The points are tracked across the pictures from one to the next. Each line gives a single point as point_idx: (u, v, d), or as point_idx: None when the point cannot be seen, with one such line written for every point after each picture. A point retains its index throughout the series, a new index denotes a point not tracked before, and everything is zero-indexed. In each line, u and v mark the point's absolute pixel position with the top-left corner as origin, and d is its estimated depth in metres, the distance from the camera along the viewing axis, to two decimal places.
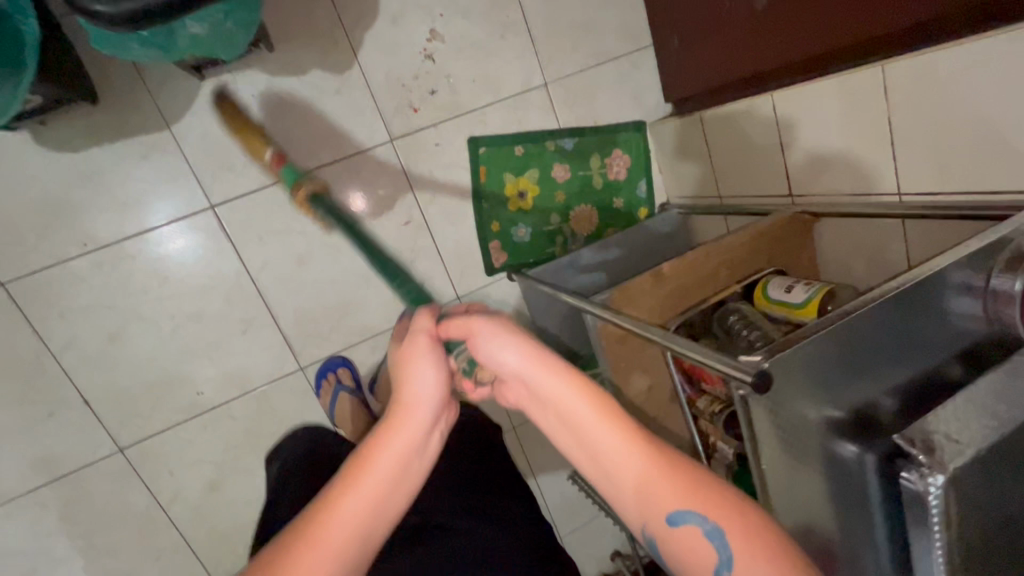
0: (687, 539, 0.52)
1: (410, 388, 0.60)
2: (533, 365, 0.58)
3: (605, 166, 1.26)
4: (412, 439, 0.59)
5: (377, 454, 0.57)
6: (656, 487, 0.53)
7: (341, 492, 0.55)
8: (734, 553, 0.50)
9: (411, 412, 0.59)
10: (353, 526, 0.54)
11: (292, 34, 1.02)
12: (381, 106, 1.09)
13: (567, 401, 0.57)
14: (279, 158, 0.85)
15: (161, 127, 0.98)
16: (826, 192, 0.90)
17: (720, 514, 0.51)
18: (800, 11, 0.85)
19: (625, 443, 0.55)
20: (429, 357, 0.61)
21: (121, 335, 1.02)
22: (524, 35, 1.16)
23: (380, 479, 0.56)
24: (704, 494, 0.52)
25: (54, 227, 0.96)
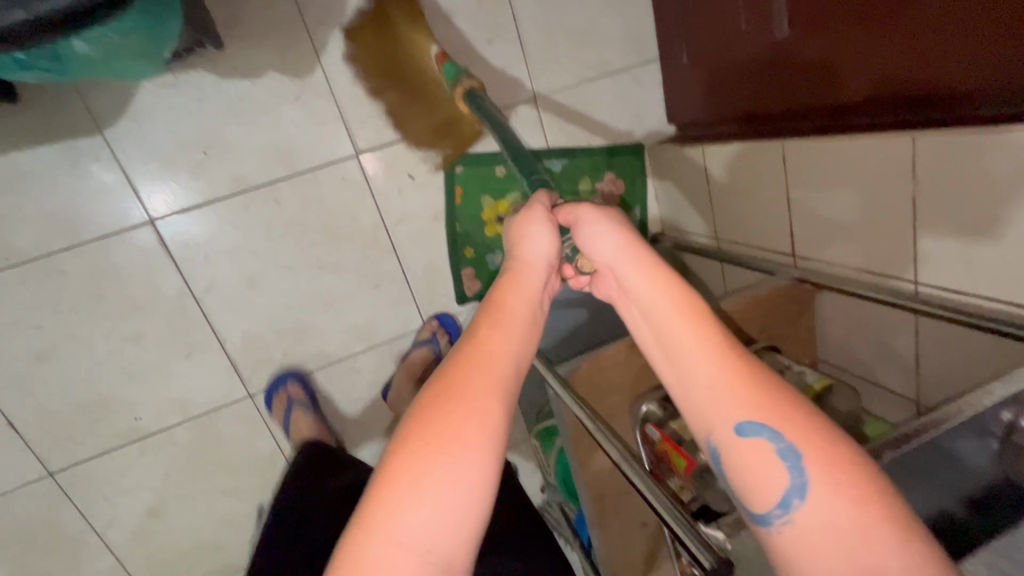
0: (751, 453, 0.42)
1: (524, 248, 0.57)
2: (625, 255, 0.54)
3: (596, 191, 1.15)
4: (536, 290, 0.55)
5: (505, 299, 0.53)
6: (731, 394, 0.44)
7: (484, 335, 0.49)
8: (811, 478, 0.39)
9: (527, 271, 0.56)
10: (511, 370, 0.48)
11: (246, 30, 0.90)
12: (347, 115, 0.97)
13: (655, 301, 0.51)
14: (442, 55, 0.90)
15: (93, 131, 0.87)
16: (832, 263, 0.79)
17: (791, 426, 0.41)
18: (828, 52, 0.72)
19: (709, 350, 0.47)
20: (543, 221, 0.58)
21: (51, 355, 0.94)
22: (513, 42, 1.03)
23: (518, 322, 0.52)
24: (782, 406, 0.42)
25: None
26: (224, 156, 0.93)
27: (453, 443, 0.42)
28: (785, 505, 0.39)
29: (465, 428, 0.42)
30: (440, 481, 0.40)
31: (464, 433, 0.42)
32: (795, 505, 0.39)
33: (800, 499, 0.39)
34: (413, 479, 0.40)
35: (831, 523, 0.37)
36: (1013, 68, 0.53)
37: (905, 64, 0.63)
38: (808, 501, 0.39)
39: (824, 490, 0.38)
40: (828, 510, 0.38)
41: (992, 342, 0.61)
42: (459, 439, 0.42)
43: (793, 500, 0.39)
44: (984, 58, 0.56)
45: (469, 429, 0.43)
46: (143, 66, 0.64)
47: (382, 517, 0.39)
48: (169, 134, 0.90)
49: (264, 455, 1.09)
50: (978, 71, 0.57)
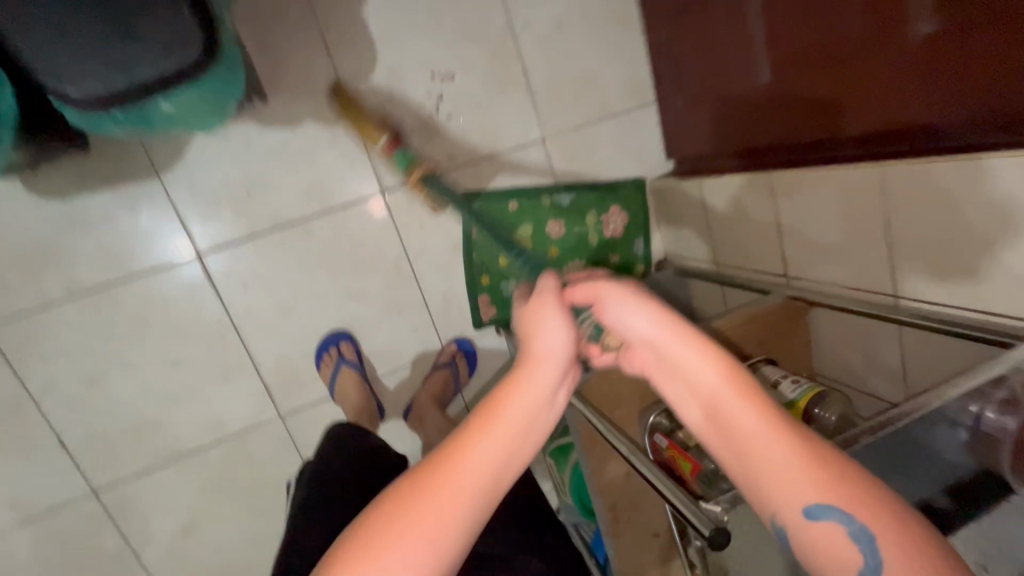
0: (823, 537, 0.39)
1: (537, 340, 0.50)
2: (664, 331, 0.48)
3: (602, 223, 1.24)
4: (542, 392, 0.48)
5: (504, 399, 0.47)
6: (792, 474, 0.41)
7: (466, 440, 0.46)
8: (885, 558, 0.37)
9: (538, 367, 0.49)
10: (481, 489, 0.44)
11: (287, 86, 1.01)
12: (374, 158, 1.08)
13: (706, 379, 0.46)
14: (391, 145, 1.01)
15: (151, 176, 0.98)
16: (822, 282, 0.86)
17: (862, 505, 0.39)
18: (807, 95, 0.82)
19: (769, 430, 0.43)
20: (558, 310, 0.51)
21: (101, 378, 1.02)
22: (524, 90, 1.15)
23: (508, 430, 0.46)
24: (846, 479, 0.40)
25: (41, 271, 0.97)
26: (265, 196, 1.04)
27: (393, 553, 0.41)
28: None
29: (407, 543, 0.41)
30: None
31: (403, 549, 0.41)
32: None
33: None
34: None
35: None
36: (971, 105, 0.62)
37: (877, 104, 0.72)
38: None
39: (901, 571, 0.36)
40: None
41: (967, 347, 0.67)
42: (393, 554, 0.41)
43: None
44: (943, 97, 0.64)
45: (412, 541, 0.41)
46: (215, 117, 0.74)
47: None
48: (218, 177, 1.01)
49: (292, 475, 1.15)
50: (940, 109, 0.65)
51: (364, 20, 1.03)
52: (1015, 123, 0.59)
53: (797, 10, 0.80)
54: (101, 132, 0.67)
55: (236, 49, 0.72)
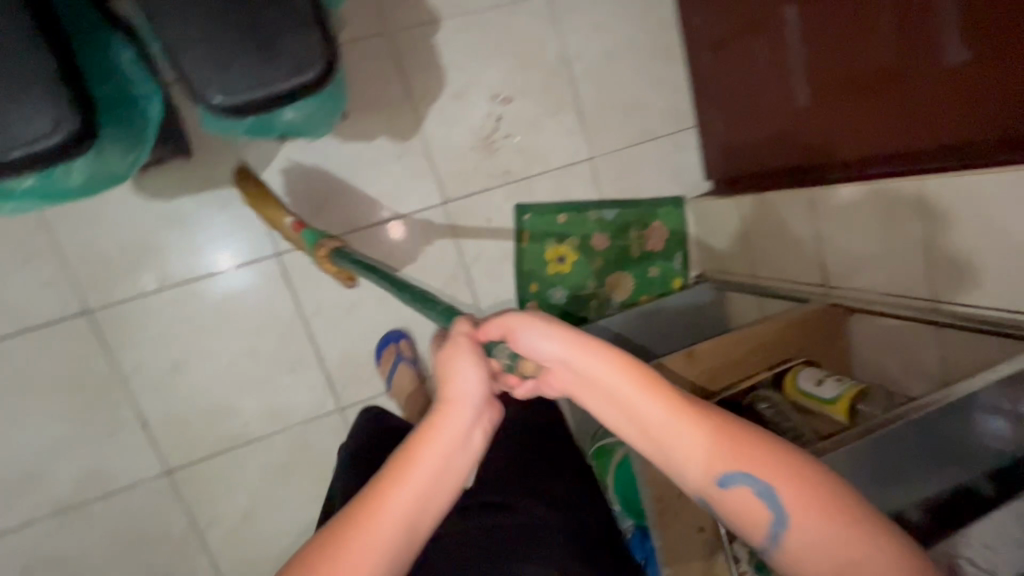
0: (733, 497, 0.49)
1: (450, 385, 0.54)
2: (579, 353, 0.53)
3: (644, 237, 1.31)
4: (455, 437, 0.52)
5: (418, 449, 0.52)
6: (705, 454, 0.50)
7: (377, 492, 0.50)
8: (786, 503, 0.47)
9: (451, 414, 0.53)
10: (405, 526, 0.49)
11: (365, 105, 1.13)
12: (438, 172, 1.18)
13: (618, 391, 0.52)
14: (297, 225, 1.03)
15: (242, 181, 1.09)
16: (861, 290, 0.91)
17: (766, 471, 0.48)
18: (847, 115, 0.90)
19: (678, 425, 0.51)
20: (469, 353, 0.55)
21: (183, 365, 1.11)
22: (574, 114, 1.25)
23: (423, 478, 0.50)
24: (748, 452, 0.49)
25: (140, 264, 1.07)
26: (339, 202, 1.14)
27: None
28: (773, 533, 0.48)
29: None
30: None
31: None
32: (779, 532, 0.48)
33: (779, 527, 0.47)
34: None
35: (816, 537, 0.46)
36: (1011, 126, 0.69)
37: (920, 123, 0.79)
38: (786, 527, 0.47)
39: (799, 514, 0.47)
40: (804, 534, 0.47)
41: (1001, 345, 0.73)
42: None
43: (777, 529, 0.48)
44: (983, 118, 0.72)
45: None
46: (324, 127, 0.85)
47: None
48: (299, 184, 1.12)
49: None
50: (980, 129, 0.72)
51: (435, 48, 1.15)
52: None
53: (839, 39, 0.88)
54: (222, 134, 0.79)
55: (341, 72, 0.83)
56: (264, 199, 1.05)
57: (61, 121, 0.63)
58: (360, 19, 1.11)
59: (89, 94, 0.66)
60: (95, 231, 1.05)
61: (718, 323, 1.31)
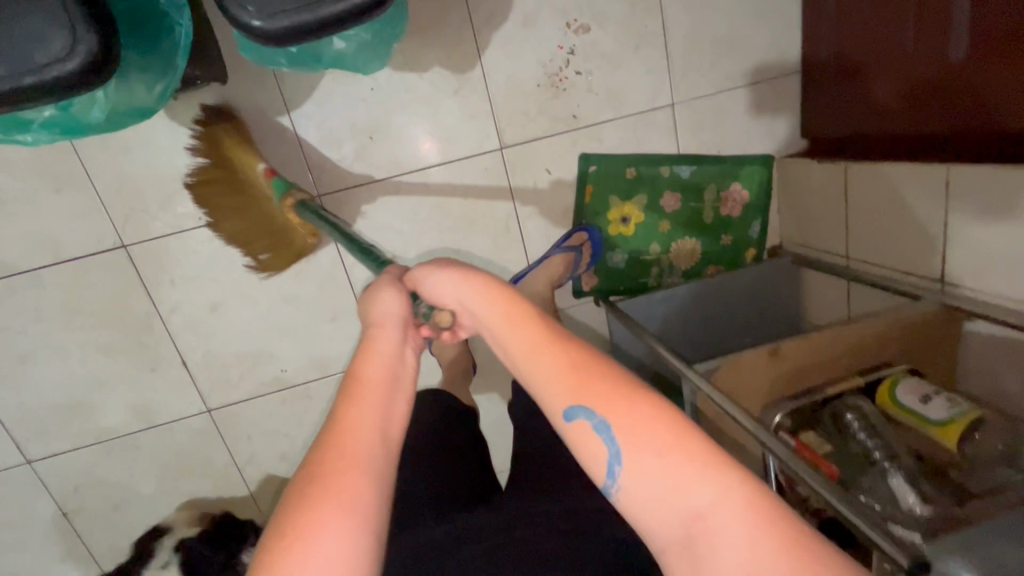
0: (577, 436, 0.45)
1: (372, 309, 0.56)
2: (460, 282, 0.54)
3: (719, 200, 1.17)
4: (394, 347, 0.53)
5: (362, 366, 0.52)
6: (555, 384, 0.47)
7: (341, 414, 0.48)
8: (621, 442, 0.43)
9: (379, 333, 0.54)
10: (368, 439, 0.47)
11: (418, 28, 0.98)
12: (496, 112, 1.04)
13: (490, 318, 0.52)
14: (268, 171, 0.95)
15: (282, 112, 0.98)
16: (990, 294, 0.78)
17: (606, 403, 0.45)
18: (1003, 75, 0.72)
19: (536, 349, 0.49)
20: (387, 281, 0.57)
21: (221, 307, 1.06)
22: (659, 49, 1.06)
23: (376, 386, 0.50)
24: (599, 386, 0.46)
25: (175, 198, 0.99)
26: (385, 142, 1.02)
27: (311, 540, 0.41)
28: (612, 475, 0.44)
29: (321, 516, 0.42)
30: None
31: (324, 519, 0.42)
32: (618, 473, 0.43)
33: (619, 465, 0.43)
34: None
35: (653, 486, 0.42)
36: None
37: None
38: (624, 466, 0.43)
39: (633, 454, 0.43)
40: (642, 475, 0.42)
41: None
42: (312, 532, 0.41)
43: (615, 469, 0.43)
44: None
45: (330, 522, 0.42)
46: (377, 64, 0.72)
47: None
48: (343, 119, 1.00)
49: None
50: None
51: None
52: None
53: None
54: (261, 61, 0.67)
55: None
56: (236, 140, 0.95)
57: (78, 45, 0.53)
58: None
59: (110, 11, 0.55)
60: (129, 160, 0.97)
61: (792, 304, 1.21)
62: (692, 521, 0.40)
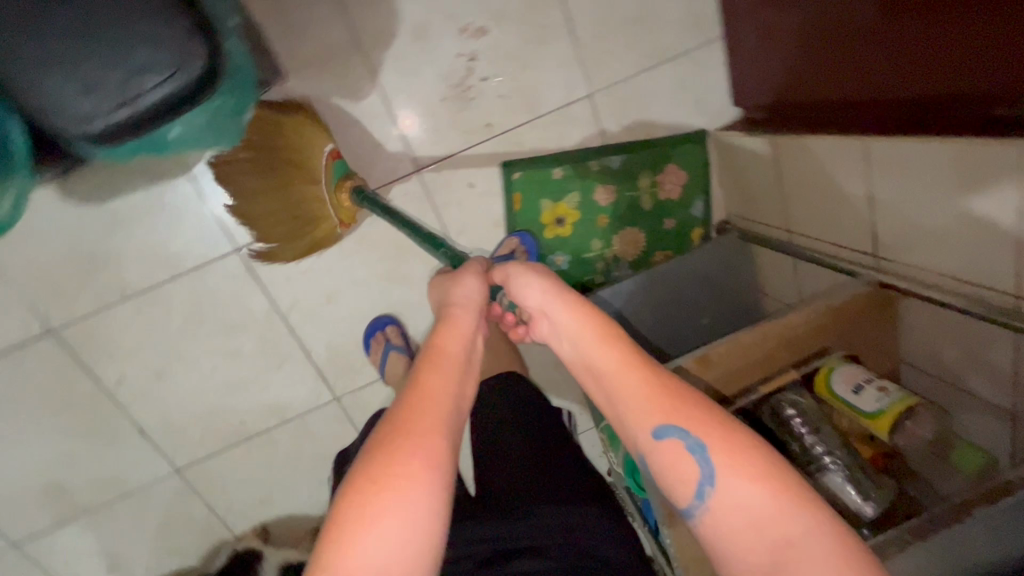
0: (667, 453, 0.49)
1: (457, 295, 0.68)
2: (550, 297, 0.63)
3: (656, 184, 1.12)
4: (469, 331, 0.63)
5: (441, 342, 0.61)
6: (644, 403, 0.52)
7: (422, 380, 0.56)
8: (716, 464, 0.47)
9: (460, 315, 0.65)
10: (446, 403, 0.54)
11: (305, 62, 0.93)
12: (405, 134, 1.00)
13: (578, 332, 0.59)
14: (334, 152, 0.94)
15: (180, 171, 0.95)
16: (920, 269, 0.74)
17: (702, 428, 0.49)
18: (938, 31, 0.66)
19: (624, 367, 0.55)
20: (475, 274, 0.71)
21: (166, 373, 1.06)
22: (566, 39, 1.00)
23: (453, 362, 0.59)
24: (689, 410, 0.50)
25: (94, 275, 0.98)
26: None
27: (397, 487, 0.47)
28: (700, 495, 0.47)
29: (411, 457, 0.48)
30: (397, 514, 0.46)
31: (414, 459, 0.48)
32: (708, 492, 0.47)
33: (709, 486, 0.47)
34: (362, 521, 0.45)
35: (744, 505, 0.45)
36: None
37: None
38: (716, 487, 0.46)
39: (727, 475, 0.46)
40: (733, 497, 0.46)
41: None
42: (405, 470, 0.48)
43: (706, 488, 0.47)
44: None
45: (417, 473, 0.48)
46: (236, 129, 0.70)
47: (354, 521, 0.45)
48: None
49: None
50: None
51: None
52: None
53: None
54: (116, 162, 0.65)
55: (239, 39, 0.65)
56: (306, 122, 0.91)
57: None
58: None
59: None
60: (36, 245, 0.94)
61: (749, 281, 1.17)
62: (782, 550, 0.43)
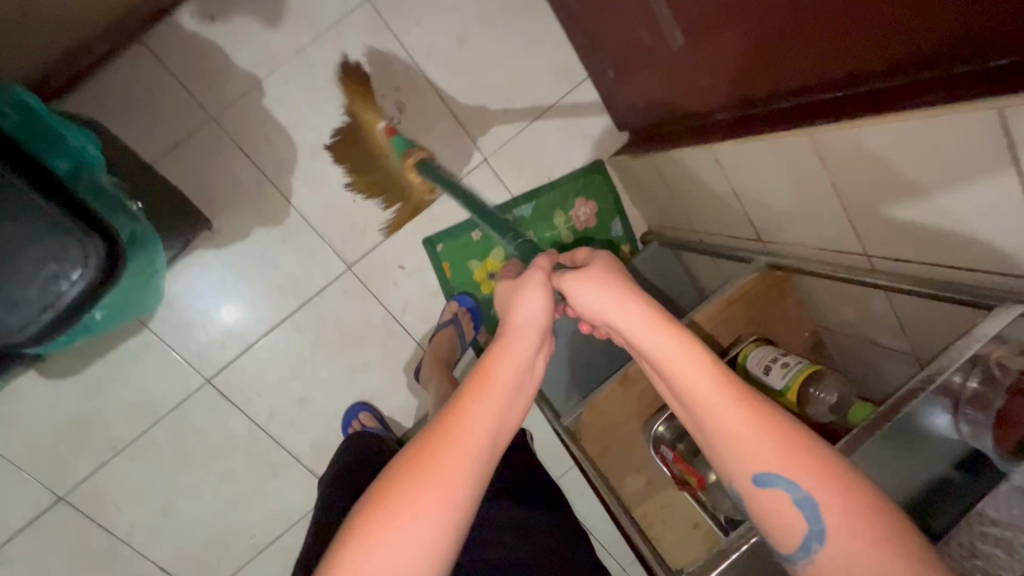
0: (775, 503, 0.46)
1: (517, 313, 0.60)
2: (618, 308, 0.56)
3: (570, 219, 1.20)
4: (524, 356, 0.57)
5: (492, 365, 0.55)
6: (752, 447, 0.47)
7: (464, 406, 0.51)
8: (828, 524, 0.43)
9: (518, 335, 0.59)
10: (481, 438, 0.50)
11: (226, 204, 1.05)
12: (330, 239, 1.11)
13: (670, 358, 0.52)
14: (389, 130, 1.06)
15: (141, 326, 1.06)
16: (794, 246, 0.80)
17: (817, 480, 0.44)
18: (717, 48, 0.75)
19: (725, 402, 0.48)
20: (536, 285, 0.61)
21: (171, 509, 1.13)
22: (448, 119, 1.11)
23: (501, 389, 0.54)
24: (803, 455, 0.45)
25: (87, 437, 1.07)
26: (243, 309, 1.10)
27: (405, 516, 0.45)
28: (806, 547, 0.45)
29: (427, 493, 0.46)
30: (400, 551, 0.44)
31: (428, 497, 0.46)
32: (814, 549, 0.44)
33: (818, 543, 0.44)
34: (371, 543, 0.44)
35: (853, 563, 0.42)
36: (891, 42, 0.53)
37: (798, 56, 0.63)
38: (825, 546, 0.44)
39: (843, 535, 0.43)
40: (842, 552, 0.43)
41: (960, 312, 0.61)
42: (418, 507, 0.45)
43: (813, 544, 0.44)
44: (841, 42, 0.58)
45: (435, 503, 0.46)
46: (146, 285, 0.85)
47: (357, 550, 0.44)
48: (197, 306, 1.08)
49: None
50: (859, 55, 0.57)
51: (272, 115, 1.04)
52: (946, 56, 0.50)
53: None
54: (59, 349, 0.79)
55: (143, 221, 0.80)
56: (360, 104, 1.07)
57: None
58: (181, 117, 1.01)
59: None
60: (29, 425, 1.04)
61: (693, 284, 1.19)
62: None
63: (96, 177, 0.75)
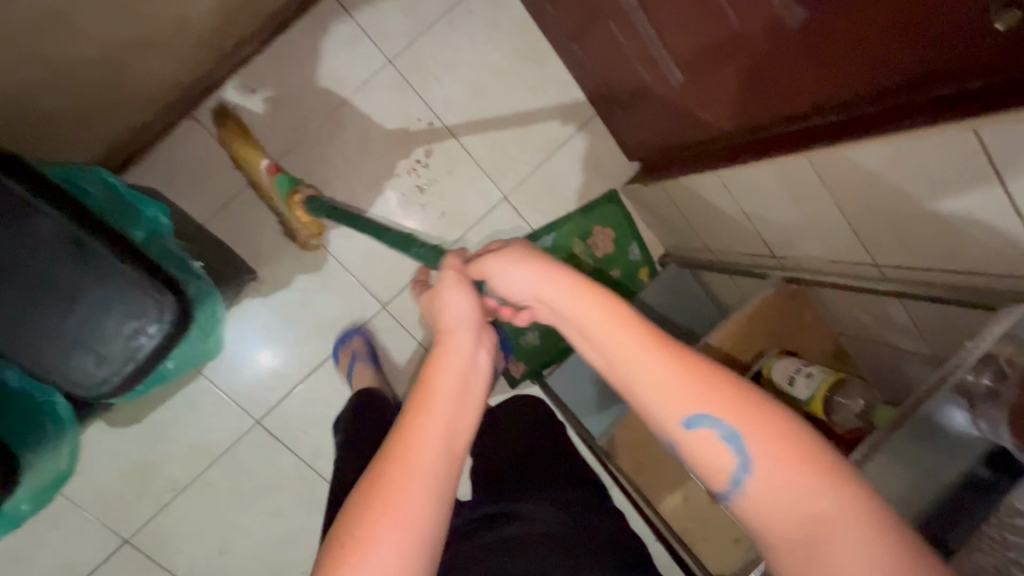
0: (700, 444, 0.45)
1: (446, 316, 0.55)
2: (546, 284, 0.52)
3: (590, 246, 1.25)
4: (461, 357, 0.53)
5: (431, 374, 0.51)
6: (678, 395, 0.46)
7: (407, 426, 0.48)
8: (754, 454, 0.43)
9: (451, 336, 0.54)
10: (430, 453, 0.47)
11: (269, 254, 1.14)
12: (365, 281, 1.18)
13: (597, 321, 0.49)
14: (273, 169, 1.05)
15: (194, 373, 1.13)
16: (806, 260, 0.84)
17: (751, 420, 0.44)
18: (712, 86, 0.81)
19: (659, 358, 0.46)
20: (455, 284, 0.56)
21: (227, 547, 1.19)
22: (468, 163, 1.19)
23: (444, 398, 0.50)
24: (737, 399, 0.45)
25: (148, 481, 1.14)
26: (287, 352, 1.17)
27: (367, 552, 0.43)
28: (735, 481, 0.44)
29: (378, 526, 0.44)
30: None
31: (380, 531, 0.43)
32: (744, 481, 0.44)
33: (746, 474, 0.44)
34: None
35: (782, 497, 0.43)
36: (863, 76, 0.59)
37: (787, 88, 0.69)
38: (757, 477, 0.43)
39: (776, 469, 0.43)
40: (779, 487, 0.43)
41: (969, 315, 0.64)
42: (372, 542, 0.43)
43: (742, 476, 0.44)
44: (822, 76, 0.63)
45: (389, 534, 0.43)
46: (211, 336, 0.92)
47: None
48: (244, 352, 1.15)
49: None
50: (839, 87, 0.62)
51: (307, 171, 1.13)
52: (905, 88, 0.56)
53: (680, 14, 0.80)
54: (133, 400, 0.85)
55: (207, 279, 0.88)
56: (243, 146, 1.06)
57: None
58: (227, 179, 1.11)
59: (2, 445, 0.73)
60: (95, 473, 1.11)
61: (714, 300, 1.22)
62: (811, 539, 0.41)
63: (165, 242, 0.84)
